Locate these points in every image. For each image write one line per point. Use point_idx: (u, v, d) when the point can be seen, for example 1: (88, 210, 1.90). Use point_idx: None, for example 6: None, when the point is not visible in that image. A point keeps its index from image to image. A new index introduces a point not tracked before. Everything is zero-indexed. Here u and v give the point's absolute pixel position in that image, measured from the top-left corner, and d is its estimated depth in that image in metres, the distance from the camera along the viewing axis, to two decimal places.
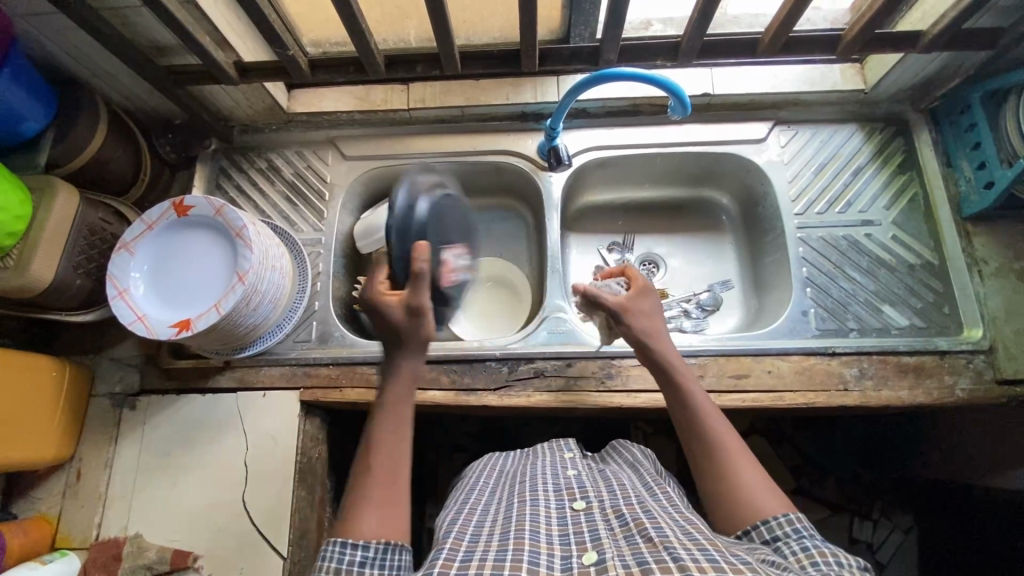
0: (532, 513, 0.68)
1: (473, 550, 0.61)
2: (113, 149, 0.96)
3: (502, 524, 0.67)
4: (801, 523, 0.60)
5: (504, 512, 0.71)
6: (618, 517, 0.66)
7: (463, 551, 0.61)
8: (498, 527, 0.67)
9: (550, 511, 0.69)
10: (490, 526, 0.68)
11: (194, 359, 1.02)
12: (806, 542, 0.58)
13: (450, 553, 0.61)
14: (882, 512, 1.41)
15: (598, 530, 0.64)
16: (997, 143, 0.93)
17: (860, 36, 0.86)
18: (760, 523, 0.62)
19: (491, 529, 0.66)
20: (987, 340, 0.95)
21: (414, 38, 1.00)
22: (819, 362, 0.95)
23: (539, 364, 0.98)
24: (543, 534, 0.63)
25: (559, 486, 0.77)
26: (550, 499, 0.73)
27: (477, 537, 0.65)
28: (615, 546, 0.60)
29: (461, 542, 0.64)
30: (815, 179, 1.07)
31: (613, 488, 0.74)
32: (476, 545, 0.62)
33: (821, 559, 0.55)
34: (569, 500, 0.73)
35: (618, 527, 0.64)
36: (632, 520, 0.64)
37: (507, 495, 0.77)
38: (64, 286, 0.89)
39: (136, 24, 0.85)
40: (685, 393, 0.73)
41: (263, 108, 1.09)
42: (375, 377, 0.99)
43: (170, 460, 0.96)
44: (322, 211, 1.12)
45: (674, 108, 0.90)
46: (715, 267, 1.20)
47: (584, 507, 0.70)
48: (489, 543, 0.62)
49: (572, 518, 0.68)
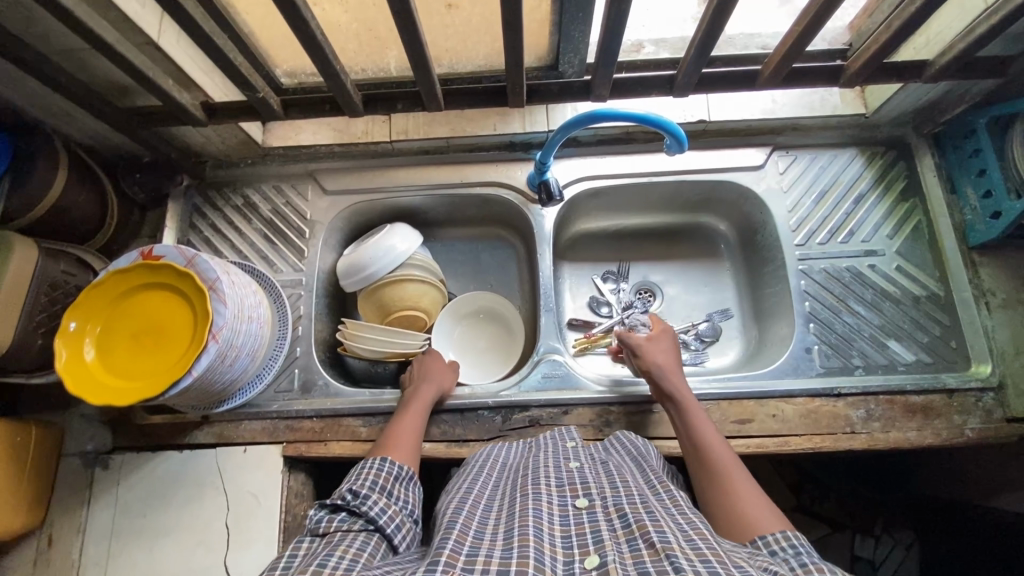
0: (534, 508, 0.63)
1: (478, 547, 0.58)
2: (74, 196, 0.90)
3: (506, 521, 0.62)
4: (796, 540, 0.59)
5: (508, 508, 0.65)
6: (620, 517, 0.60)
7: (468, 547, 0.57)
8: (502, 524, 0.62)
9: (551, 508, 0.64)
10: (495, 522, 0.63)
11: (169, 415, 0.97)
12: (804, 557, 0.56)
13: (455, 544, 0.57)
14: (883, 527, 1.33)
15: (601, 531, 0.59)
16: (1003, 172, 0.90)
17: (866, 67, 0.82)
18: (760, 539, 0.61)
19: (495, 526, 0.62)
20: (996, 376, 0.92)
21: (395, 67, 0.93)
22: (824, 404, 0.92)
23: (534, 412, 0.94)
24: (546, 533, 0.59)
25: (561, 480, 0.70)
26: (552, 493, 0.67)
27: (483, 533, 0.61)
28: (618, 550, 0.56)
29: (466, 535, 0.59)
30: (815, 208, 1.03)
31: (616, 485, 0.68)
32: (482, 542, 0.58)
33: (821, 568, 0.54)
34: (571, 497, 0.66)
35: (621, 529, 0.59)
36: (635, 522, 0.58)
37: (510, 489, 0.70)
38: (24, 349, 0.83)
39: (94, 67, 0.79)
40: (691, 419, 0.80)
41: (236, 144, 1.03)
42: (362, 430, 0.95)
43: (147, 523, 0.91)
44: (303, 249, 1.06)
45: (670, 145, 0.85)
46: (713, 295, 1.16)
47: (586, 505, 0.64)
48: (494, 541, 0.58)
49: (574, 518, 0.62)
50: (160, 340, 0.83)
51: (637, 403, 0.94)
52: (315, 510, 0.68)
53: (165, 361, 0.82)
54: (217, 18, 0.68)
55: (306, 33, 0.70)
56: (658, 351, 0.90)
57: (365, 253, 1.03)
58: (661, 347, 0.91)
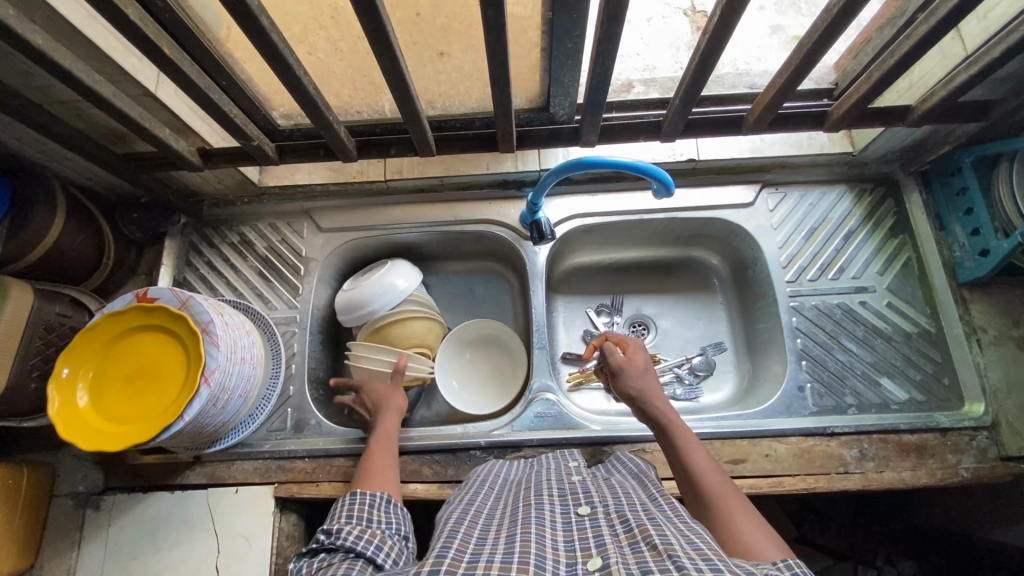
0: (536, 516, 0.62)
1: (479, 553, 0.56)
2: (73, 237, 0.92)
3: (508, 528, 0.61)
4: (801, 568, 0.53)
5: (510, 516, 0.65)
6: (623, 523, 0.59)
7: (469, 553, 0.56)
8: (504, 530, 0.61)
9: (554, 516, 0.63)
10: (497, 529, 0.62)
11: (161, 454, 0.97)
12: None
13: (456, 552, 0.56)
14: (886, 560, 1.27)
15: (603, 536, 0.58)
16: (990, 210, 0.91)
17: (849, 113, 0.83)
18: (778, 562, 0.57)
19: (496, 533, 0.61)
20: (989, 415, 0.92)
21: (389, 110, 0.94)
22: (818, 443, 0.91)
23: (526, 452, 0.93)
24: (548, 539, 0.58)
25: (564, 490, 0.70)
26: (555, 503, 0.66)
27: (484, 538, 0.60)
28: (620, 553, 0.54)
29: (468, 543, 0.58)
30: (806, 244, 1.04)
31: (618, 495, 0.67)
32: (483, 548, 0.57)
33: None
34: (574, 504, 0.66)
35: (623, 534, 0.57)
36: (636, 526, 0.57)
37: (511, 500, 0.70)
38: (18, 393, 0.84)
39: (93, 116, 0.81)
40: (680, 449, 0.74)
41: (233, 184, 1.05)
42: (354, 470, 0.94)
43: (136, 566, 0.90)
44: (298, 287, 1.07)
45: (657, 189, 0.87)
46: (707, 329, 1.16)
47: (589, 511, 0.63)
48: (496, 546, 0.57)
49: (577, 524, 0.61)
50: (154, 382, 0.84)
51: (630, 443, 0.94)
52: (295, 561, 0.66)
53: (158, 402, 0.82)
54: (214, 73, 0.70)
55: (298, 86, 0.72)
56: (637, 370, 0.84)
57: (360, 292, 1.04)
58: (640, 364, 0.85)
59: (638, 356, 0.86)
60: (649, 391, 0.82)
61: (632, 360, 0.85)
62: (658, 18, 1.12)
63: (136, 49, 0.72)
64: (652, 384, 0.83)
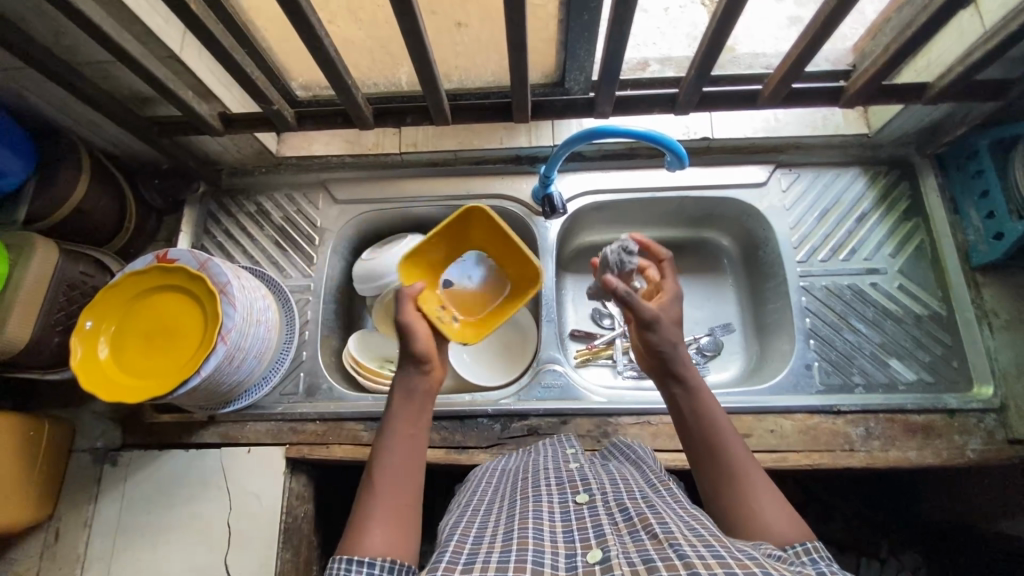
0: (534, 509, 0.61)
1: (475, 553, 0.54)
2: (97, 199, 0.94)
3: (505, 524, 0.60)
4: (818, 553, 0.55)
5: (506, 512, 0.64)
6: (621, 512, 0.59)
7: (465, 554, 0.54)
8: (502, 527, 0.60)
9: (552, 507, 0.62)
10: (494, 527, 0.61)
11: (178, 414, 0.99)
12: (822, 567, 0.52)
13: (451, 555, 0.54)
14: (890, 551, 1.26)
15: (602, 526, 0.56)
16: (1006, 192, 0.91)
17: (865, 88, 0.83)
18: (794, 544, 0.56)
19: (495, 530, 0.60)
20: (998, 397, 0.91)
21: (406, 82, 0.96)
22: (823, 421, 0.92)
23: (533, 421, 0.95)
24: (545, 531, 0.56)
25: (562, 480, 0.70)
26: (553, 493, 0.66)
27: (481, 538, 0.59)
28: (620, 543, 0.53)
29: (464, 544, 0.57)
30: (818, 225, 1.04)
31: (617, 483, 0.67)
32: (479, 547, 0.55)
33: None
34: (571, 493, 0.65)
35: (622, 523, 0.56)
36: (636, 514, 0.57)
37: (509, 494, 0.69)
38: (42, 345, 0.86)
39: (118, 77, 0.83)
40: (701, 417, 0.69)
41: (252, 153, 1.07)
42: (364, 434, 0.96)
43: (151, 520, 0.93)
44: (312, 256, 1.09)
45: (672, 162, 0.87)
46: (716, 310, 1.16)
47: (587, 500, 0.63)
48: (492, 545, 0.55)
49: (575, 514, 0.60)
50: (172, 341, 0.86)
51: (636, 415, 0.94)
52: None
53: (176, 360, 0.84)
54: (238, 34, 0.72)
55: (319, 48, 0.73)
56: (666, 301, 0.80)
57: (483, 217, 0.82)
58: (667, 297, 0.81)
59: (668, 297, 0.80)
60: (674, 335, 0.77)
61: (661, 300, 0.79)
62: (675, 9, 1.11)
63: (163, 9, 0.73)
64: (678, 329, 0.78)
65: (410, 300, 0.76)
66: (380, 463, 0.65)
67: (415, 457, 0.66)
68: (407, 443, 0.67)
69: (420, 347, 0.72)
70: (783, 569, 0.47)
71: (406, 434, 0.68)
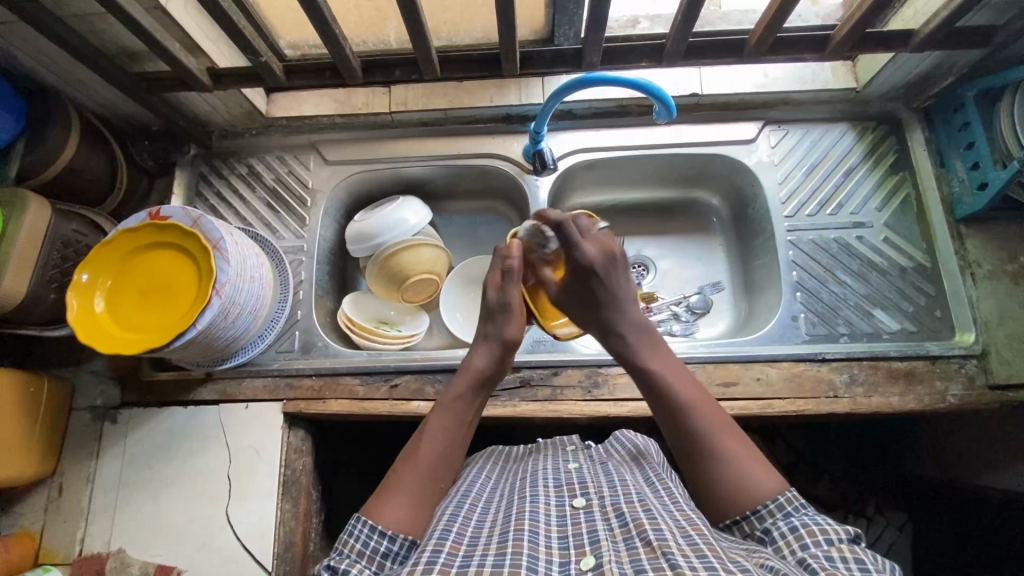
0: (531, 511, 0.61)
1: (472, 555, 0.54)
2: (87, 159, 0.95)
3: (502, 524, 0.60)
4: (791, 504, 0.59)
5: (504, 510, 0.64)
6: (618, 516, 0.59)
7: (461, 556, 0.54)
8: (498, 527, 0.59)
9: (549, 509, 0.62)
10: (490, 526, 0.60)
11: (176, 372, 1.00)
12: (794, 522, 0.57)
13: (447, 557, 0.54)
14: (875, 509, 1.24)
15: (597, 531, 0.57)
16: (990, 142, 0.91)
17: (850, 36, 0.84)
18: (750, 513, 0.60)
19: (491, 531, 0.59)
20: (979, 344, 0.93)
21: (395, 39, 0.96)
22: (808, 368, 0.94)
23: (525, 373, 0.97)
24: (542, 536, 0.57)
25: (560, 481, 0.70)
26: (550, 495, 0.66)
27: (476, 538, 0.58)
28: (614, 550, 0.54)
29: (459, 544, 0.57)
30: (806, 180, 1.05)
31: (615, 485, 0.67)
32: (475, 550, 0.55)
33: (808, 541, 0.55)
34: (569, 496, 0.66)
35: (617, 528, 0.57)
36: (632, 520, 0.57)
37: (507, 493, 0.70)
38: (38, 301, 0.88)
39: (105, 31, 0.83)
40: (667, 391, 0.69)
41: (241, 114, 1.07)
42: (359, 388, 0.98)
43: (153, 474, 0.95)
44: (305, 217, 1.09)
45: (659, 112, 0.90)
46: (706, 268, 1.18)
47: (584, 504, 0.63)
48: (488, 547, 0.55)
49: (572, 517, 0.61)
50: (168, 295, 0.87)
51: (625, 365, 0.96)
52: None
53: (172, 314, 0.86)
54: None
55: None
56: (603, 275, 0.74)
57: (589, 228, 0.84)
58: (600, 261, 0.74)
59: (586, 258, 0.73)
60: (609, 301, 0.75)
61: (576, 267, 0.74)
62: None
63: None
64: (619, 286, 0.75)
65: (517, 281, 0.78)
66: (429, 436, 0.70)
67: (458, 444, 0.71)
68: (457, 430, 0.71)
69: (509, 333, 0.77)
70: None
71: (460, 420, 0.72)
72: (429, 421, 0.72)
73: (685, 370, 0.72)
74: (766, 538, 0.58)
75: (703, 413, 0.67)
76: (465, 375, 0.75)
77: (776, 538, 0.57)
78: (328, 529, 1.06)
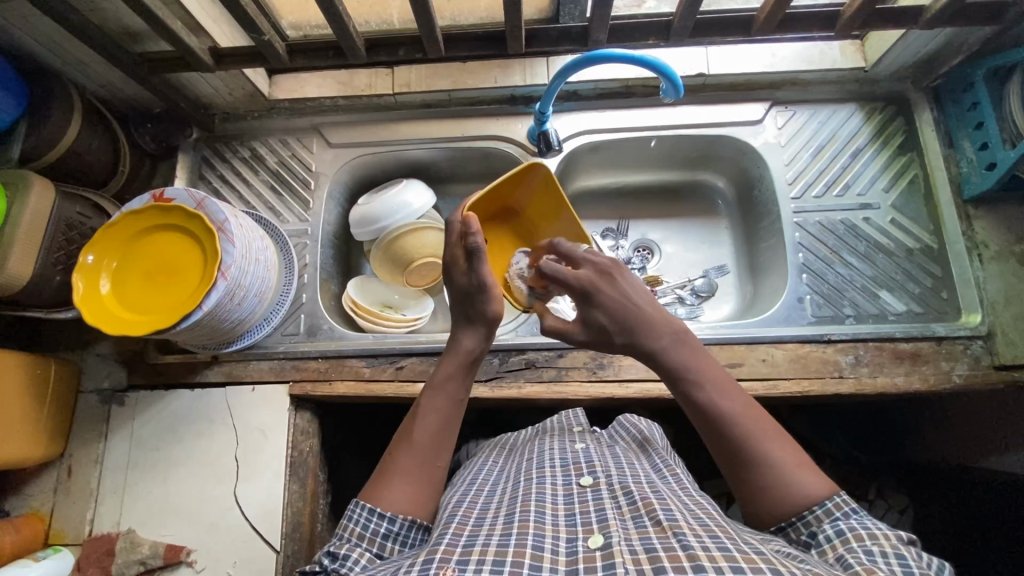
0: (537, 492, 0.62)
1: (477, 534, 0.55)
2: (90, 141, 0.94)
3: (508, 505, 0.61)
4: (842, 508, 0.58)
5: (510, 491, 0.65)
6: (625, 495, 0.59)
7: (466, 536, 0.54)
8: (503, 508, 0.60)
9: (556, 489, 0.63)
10: (495, 508, 0.61)
11: (181, 354, 1.01)
12: (841, 525, 0.57)
13: (452, 538, 0.54)
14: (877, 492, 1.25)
15: (606, 510, 0.57)
16: (1000, 121, 0.91)
17: (860, 12, 0.83)
18: (797, 519, 0.60)
19: (496, 512, 0.60)
20: (985, 325, 0.93)
21: (397, 19, 0.95)
22: (814, 349, 0.94)
23: (530, 355, 0.97)
24: (548, 515, 0.57)
25: (566, 460, 0.71)
26: (557, 475, 0.67)
27: (482, 519, 0.59)
28: (623, 528, 0.54)
29: (465, 525, 0.57)
30: (813, 161, 1.04)
31: (621, 466, 0.68)
32: (480, 530, 0.56)
33: (855, 544, 0.54)
34: (576, 475, 0.66)
35: (625, 506, 0.57)
36: (640, 499, 0.58)
37: (512, 475, 0.71)
38: (44, 283, 0.88)
39: (107, 10, 0.82)
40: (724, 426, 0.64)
41: (244, 95, 1.06)
42: (365, 370, 0.99)
43: (161, 456, 0.96)
44: (308, 201, 1.09)
45: (667, 90, 0.89)
46: (711, 252, 1.17)
47: (591, 483, 0.64)
48: (493, 527, 0.55)
49: (578, 496, 0.61)
50: (174, 276, 0.87)
51: None
52: None
53: (177, 295, 0.86)
54: None
55: None
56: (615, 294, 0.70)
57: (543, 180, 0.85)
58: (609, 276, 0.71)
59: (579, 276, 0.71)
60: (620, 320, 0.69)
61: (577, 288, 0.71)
62: None
63: None
64: (621, 297, 0.69)
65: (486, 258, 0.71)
66: (422, 416, 0.69)
67: (454, 423, 0.70)
68: (451, 408, 0.70)
69: (491, 311, 0.72)
70: (790, 565, 0.47)
71: (452, 400, 0.70)
72: (422, 400, 0.71)
73: (727, 378, 0.66)
74: (812, 543, 0.58)
75: (761, 447, 0.63)
76: (453, 358, 0.72)
77: (822, 542, 0.57)
78: (334, 512, 1.07)
